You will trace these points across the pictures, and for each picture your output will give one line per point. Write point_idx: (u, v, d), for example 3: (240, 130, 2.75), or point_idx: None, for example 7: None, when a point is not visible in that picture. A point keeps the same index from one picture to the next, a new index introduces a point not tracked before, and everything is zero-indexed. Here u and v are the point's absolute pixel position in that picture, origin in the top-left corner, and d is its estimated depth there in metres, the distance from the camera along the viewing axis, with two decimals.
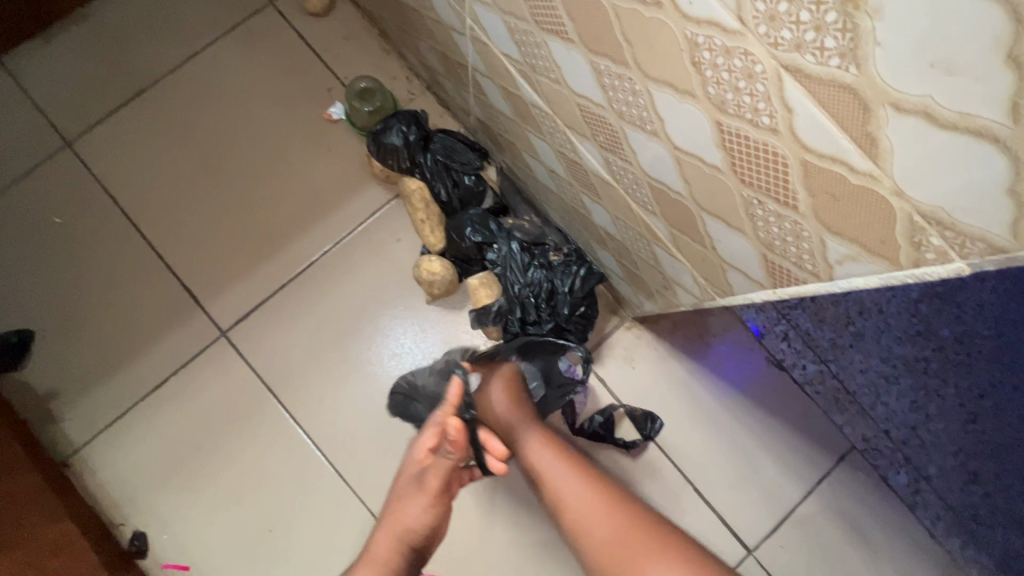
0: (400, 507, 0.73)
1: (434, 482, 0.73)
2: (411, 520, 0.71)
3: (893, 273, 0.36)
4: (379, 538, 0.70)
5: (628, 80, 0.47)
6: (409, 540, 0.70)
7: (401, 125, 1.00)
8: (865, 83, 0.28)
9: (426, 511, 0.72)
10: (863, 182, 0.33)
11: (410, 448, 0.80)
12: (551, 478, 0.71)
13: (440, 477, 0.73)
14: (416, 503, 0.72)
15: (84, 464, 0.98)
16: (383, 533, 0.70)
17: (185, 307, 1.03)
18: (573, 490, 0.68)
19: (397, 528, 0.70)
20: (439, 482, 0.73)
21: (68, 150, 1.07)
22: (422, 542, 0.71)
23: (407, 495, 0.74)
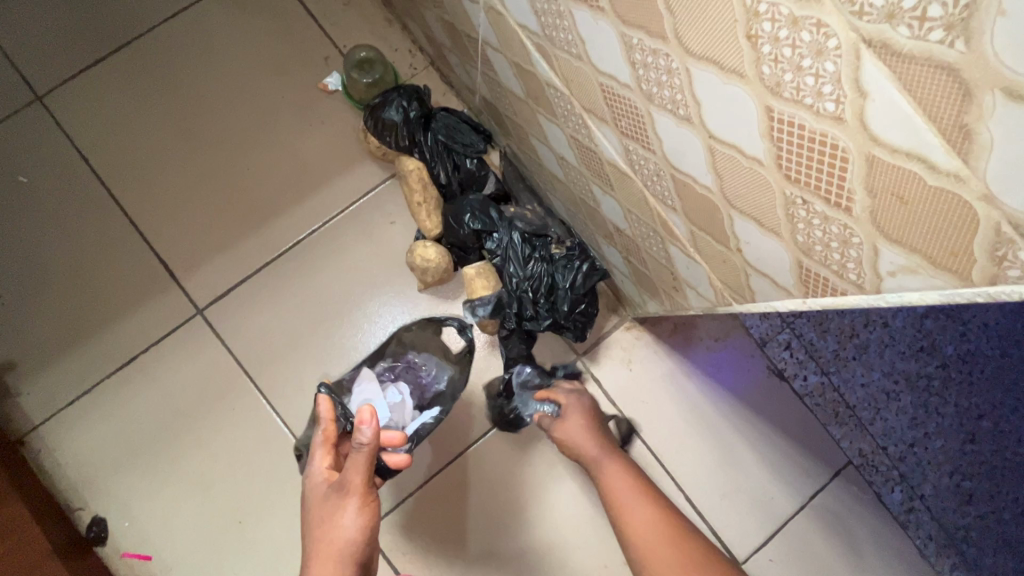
0: (328, 526, 0.59)
1: (357, 479, 0.60)
2: (348, 531, 0.59)
3: (959, 290, 0.32)
4: (317, 569, 0.57)
5: (664, 57, 0.42)
6: (353, 555, 0.59)
7: (402, 100, 0.94)
8: (972, 62, 0.24)
9: (360, 515, 0.60)
10: (941, 183, 0.29)
11: (307, 470, 0.66)
12: (621, 498, 0.81)
13: (362, 473, 0.60)
14: (348, 510, 0.60)
15: (41, 443, 0.91)
16: (321, 560, 0.58)
17: (159, 282, 0.96)
18: (633, 504, 0.80)
19: (335, 547, 0.58)
20: (363, 477, 0.61)
21: (39, 105, 0.99)
22: (367, 547, 0.60)
23: (330, 510, 0.60)
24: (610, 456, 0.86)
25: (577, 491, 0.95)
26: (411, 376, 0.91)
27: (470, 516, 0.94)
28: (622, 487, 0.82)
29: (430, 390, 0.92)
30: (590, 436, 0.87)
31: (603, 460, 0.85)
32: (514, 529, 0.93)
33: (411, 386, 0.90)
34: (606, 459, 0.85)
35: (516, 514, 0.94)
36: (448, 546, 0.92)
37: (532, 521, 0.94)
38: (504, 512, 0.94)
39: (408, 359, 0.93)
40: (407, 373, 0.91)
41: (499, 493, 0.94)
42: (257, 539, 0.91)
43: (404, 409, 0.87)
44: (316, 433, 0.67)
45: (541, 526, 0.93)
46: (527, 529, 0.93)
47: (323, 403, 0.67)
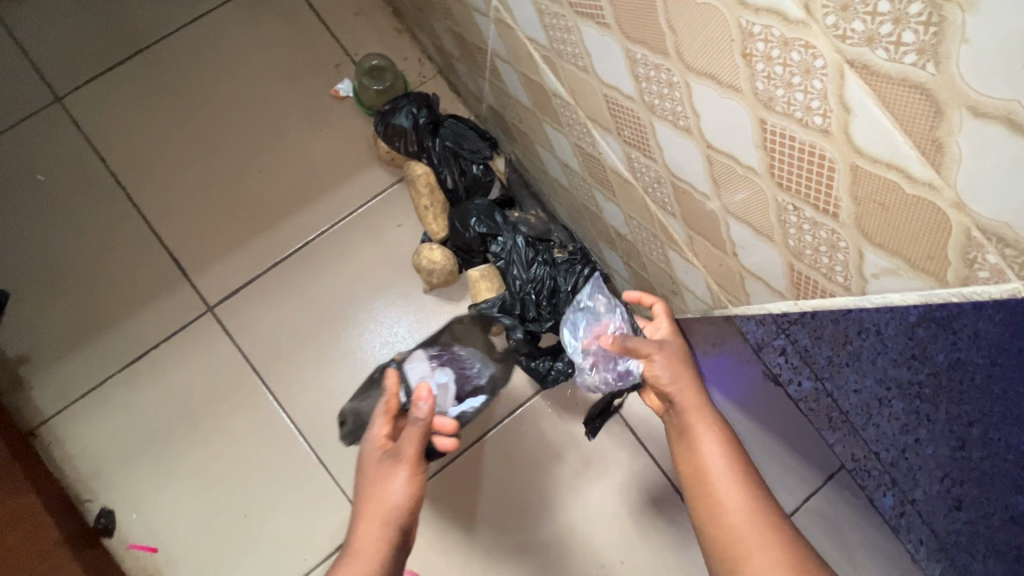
0: (380, 489, 0.62)
1: (411, 450, 0.63)
2: (395, 497, 0.61)
3: (936, 291, 0.35)
4: (363, 527, 0.60)
5: (665, 72, 0.45)
6: (398, 522, 0.60)
7: (412, 107, 0.97)
8: (941, 83, 0.26)
9: (407, 483, 0.62)
10: (918, 191, 0.32)
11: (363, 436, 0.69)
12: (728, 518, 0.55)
13: (415, 443, 0.63)
14: (399, 478, 0.62)
15: (52, 436, 0.93)
16: (369, 520, 0.60)
17: (171, 280, 0.99)
18: (742, 526, 0.54)
19: (382, 511, 0.60)
20: (416, 448, 0.63)
21: (58, 106, 1.02)
22: (411, 516, 0.62)
23: (380, 475, 0.63)
24: (708, 417, 0.61)
25: (578, 490, 0.96)
26: (456, 367, 0.88)
27: (472, 513, 0.95)
28: (720, 465, 0.58)
29: (473, 382, 0.90)
30: (687, 386, 0.63)
31: (699, 419, 0.61)
32: (515, 527, 0.95)
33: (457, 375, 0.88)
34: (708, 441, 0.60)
35: (517, 511, 0.96)
36: (450, 543, 0.94)
37: (533, 519, 0.95)
38: (506, 510, 0.95)
39: (453, 350, 0.90)
40: (452, 363, 0.88)
41: (501, 491, 0.96)
42: (262, 534, 0.93)
43: (448, 395, 0.83)
44: (379, 401, 0.70)
45: (542, 524, 0.95)
46: (527, 527, 0.95)
47: (391, 376, 0.71)
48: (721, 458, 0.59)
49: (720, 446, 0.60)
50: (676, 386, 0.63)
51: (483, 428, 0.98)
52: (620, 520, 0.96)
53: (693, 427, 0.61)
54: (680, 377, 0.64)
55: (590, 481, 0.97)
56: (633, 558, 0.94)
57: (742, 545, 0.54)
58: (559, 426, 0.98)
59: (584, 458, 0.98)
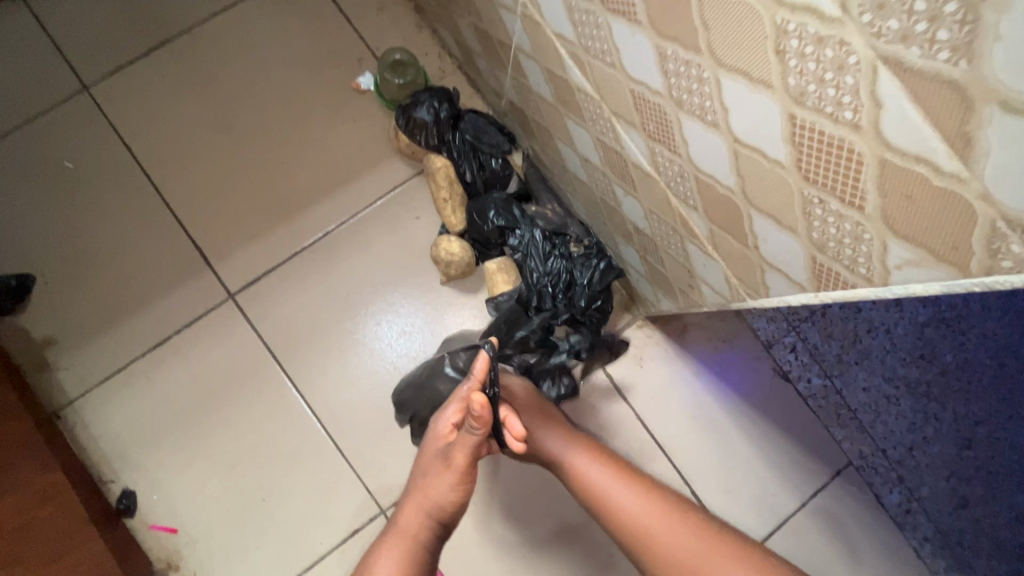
0: (428, 483, 0.67)
1: (460, 458, 0.66)
2: (439, 495, 0.66)
3: (959, 281, 0.36)
4: (407, 512, 0.66)
5: (696, 67, 0.46)
6: (437, 516, 0.66)
7: (433, 100, 0.98)
8: (974, 79, 0.28)
9: (454, 487, 0.66)
10: (945, 184, 0.33)
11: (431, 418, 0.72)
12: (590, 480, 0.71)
13: (466, 454, 0.66)
14: (445, 479, 0.66)
15: (76, 417, 0.95)
16: (411, 509, 0.66)
17: (194, 267, 1.01)
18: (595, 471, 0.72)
19: (424, 502, 0.66)
20: (467, 458, 0.66)
21: (85, 94, 1.04)
22: (452, 514, 0.67)
23: (433, 470, 0.68)
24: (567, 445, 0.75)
25: None
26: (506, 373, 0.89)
27: (485, 501, 0.97)
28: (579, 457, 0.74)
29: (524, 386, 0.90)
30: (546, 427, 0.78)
31: (566, 449, 0.75)
32: (527, 515, 0.97)
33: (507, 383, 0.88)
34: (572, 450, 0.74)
35: (529, 500, 0.98)
36: (464, 528, 0.96)
37: (545, 507, 0.98)
38: (518, 497, 0.98)
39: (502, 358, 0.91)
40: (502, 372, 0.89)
41: (514, 480, 0.98)
42: (278, 517, 0.94)
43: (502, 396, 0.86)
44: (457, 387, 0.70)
45: (552, 513, 0.97)
46: (539, 515, 0.97)
47: (480, 360, 0.69)
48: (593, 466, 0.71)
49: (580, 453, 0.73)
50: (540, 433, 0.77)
51: None
52: None
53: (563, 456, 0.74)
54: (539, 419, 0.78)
55: None
56: None
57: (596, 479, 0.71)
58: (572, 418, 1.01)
59: None
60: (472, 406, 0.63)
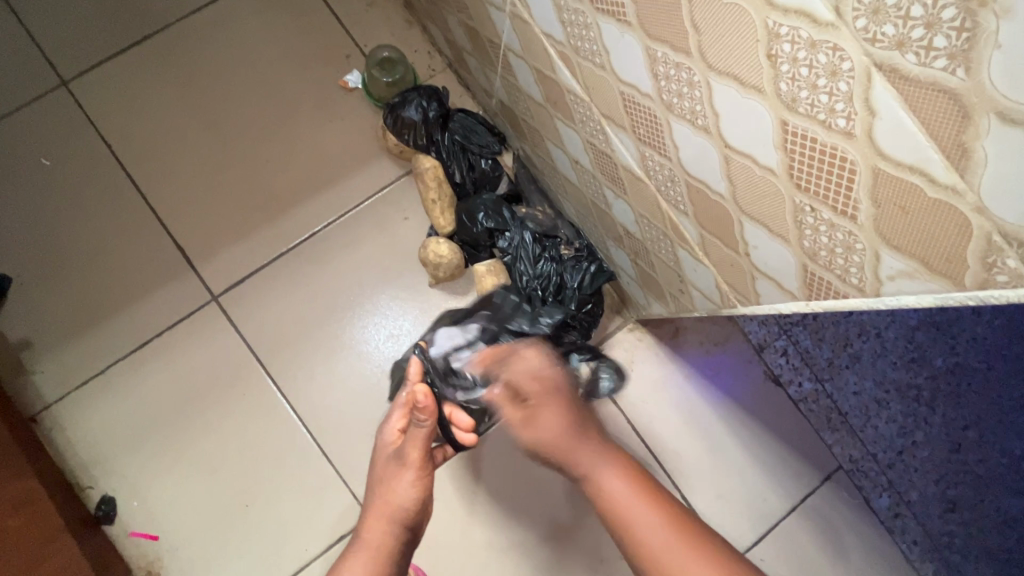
0: (385, 490, 0.66)
1: (414, 453, 0.65)
2: (400, 497, 0.65)
3: (952, 294, 0.35)
4: (371, 524, 0.64)
5: (686, 70, 0.45)
6: (402, 520, 0.64)
7: (421, 99, 0.97)
8: (971, 88, 0.27)
9: (414, 486, 0.65)
10: (939, 195, 0.32)
11: (377, 429, 0.71)
12: (607, 496, 0.66)
13: (420, 447, 0.65)
14: (403, 480, 0.65)
15: (54, 422, 0.93)
16: (375, 519, 0.64)
17: (176, 267, 0.98)
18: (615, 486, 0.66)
19: (388, 509, 0.64)
20: (420, 451, 0.65)
21: (64, 90, 1.01)
22: (418, 515, 0.66)
23: (389, 476, 0.66)
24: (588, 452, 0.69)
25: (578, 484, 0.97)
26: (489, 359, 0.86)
27: (473, 506, 0.96)
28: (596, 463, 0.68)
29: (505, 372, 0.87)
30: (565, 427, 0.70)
31: (592, 464, 0.68)
32: (516, 519, 0.96)
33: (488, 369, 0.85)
34: (595, 462, 0.68)
35: (517, 505, 0.96)
36: (452, 533, 0.95)
37: (535, 512, 0.96)
38: (508, 502, 0.96)
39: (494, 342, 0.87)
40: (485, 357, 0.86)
41: (502, 484, 0.97)
42: (264, 523, 0.93)
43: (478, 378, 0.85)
44: (398, 393, 0.70)
45: (540, 517, 0.96)
46: (529, 520, 0.96)
47: (414, 364, 0.72)
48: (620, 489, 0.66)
49: (606, 469, 0.68)
50: (561, 442, 0.69)
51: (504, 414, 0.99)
52: None
53: (582, 464, 0.69)
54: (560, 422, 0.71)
55: None
56: None
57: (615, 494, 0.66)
58: None
59: None
60: (416, 398, 0.63)
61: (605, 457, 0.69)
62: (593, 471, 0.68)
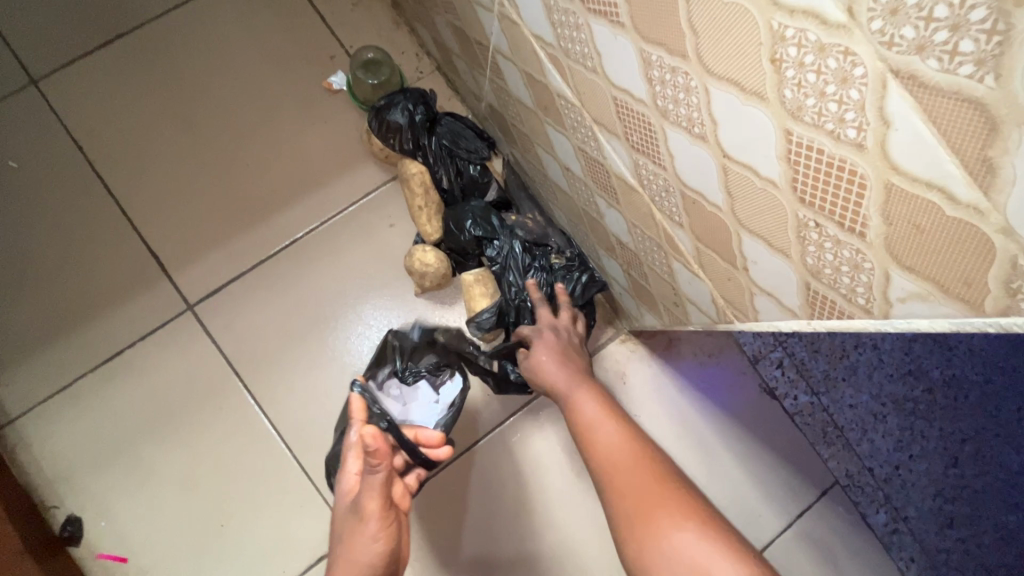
0: (348, 547, 0.62)
1: (372, 504, 0.62)
2: (366, 552, 0.61)
3: (970, 320, 0.33)
4: None
5: (682, 75, 0.42)
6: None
7: (408, 103, 0.93)
8: (1000, 97, 0.24)
9: (377, 538, 0.62)
10: (959, 214, 0.29)
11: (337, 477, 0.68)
12: (590, 427, 0.73)
13: (376, 497, 0.62)
14: (366, 533, 0.62)
15: (18, 438, 0.88)
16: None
17: (150, 275, 0.94)
18: (592, 415, 0.75)
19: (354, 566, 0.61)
20: (379, 501, 0.62)
21: (34, 89, 0.97)
22: (389, 564, 0.62)
23: (351, 530, 0.63)
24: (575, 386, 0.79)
25: (567, 502, 0.94)
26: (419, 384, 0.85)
27: (458, 524, 0.93)
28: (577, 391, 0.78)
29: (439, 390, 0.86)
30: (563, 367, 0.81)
31: (578, 397, 0.77)
32: (501, 539, 0.92)
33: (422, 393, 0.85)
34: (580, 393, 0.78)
35: (503, 523, 0.93)
36: (436, 553, 0.91)
37: (524, 530, 0.93)
38: (496, 519, 0.93)
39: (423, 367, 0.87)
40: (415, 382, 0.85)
41: (490, 501, 0.94)
42: (239, 544, 0.89)
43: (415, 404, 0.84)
44: (346, 436, 0.67)
45: (528, 536, 0.93)
46: (517, 538, 0.93)
47: (356, 403, 0.67)
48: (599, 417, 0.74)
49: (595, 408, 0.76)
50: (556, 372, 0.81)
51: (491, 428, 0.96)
52: (606, 535, 0.93)
53: (566, 393, 0.79)
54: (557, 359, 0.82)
55: (579, 494, 0.94)
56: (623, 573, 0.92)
57: (591, 422, 0.74)
58: (548, 435, 0.96)
59: (572, 470, 0.95)
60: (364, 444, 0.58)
61: (589, 391, 0.78)
62: (575, 399, 0.78)
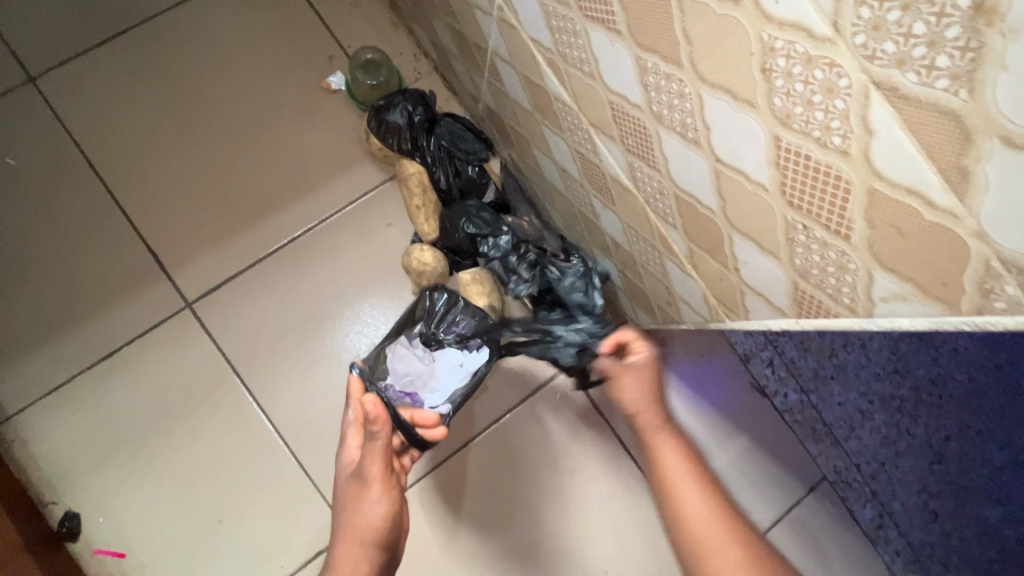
0: (352, 512, 0.64)
1: (375, 469, 0.63)
2: (371, 518, 0.63)
3: (947, 319, 0.34)
4: (344, 548, 0.62)
5: (677, 82, 0.43)
6: (376, 540, 0.63)
7: (407, 104, 0.94)
8: (974, 111, 0.26)
9: (381, 502, 0.63)
10: (937, 219, 0.31)
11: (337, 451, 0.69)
12: (676, 484, 0.61)
13: (379, 463, 0.63)
14: (369, 498, 0.63)
15: (15, 434, 0.89)
16: (347, 545, 0.62)
17: (148, 272, 0.95)
18: (677, 466, 0.62)
19: (357, 534, 0.62)
20: (381, 466, 0.63)
21: (31, 86, 0.97)
22: (392, 528, 0.64)
23: (354, 497, 0.64)
24: (657, 422, 0.66)
25: (562, 498, 0.95)
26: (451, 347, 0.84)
27: (455, 520, 0.94)
28: (655, 421, 0.66)
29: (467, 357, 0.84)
30: (647, 398, 0.68)
31: (658, 437, 0.65)
32: (498, 534, 0.93)
33: (448, 361, 0.84)
34: (664, 434, 0.65)
35: (500, 519, 0.94)
36: (433, 548, 0.92)
37: (520, 525, 0.94)
38: (492, 515, 0.94)
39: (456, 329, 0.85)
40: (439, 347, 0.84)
41: (487, 496, 0.95)
42: (236, 539, 0.89)
43: (436, 373, 0.83)
44: (345, 414, 0.69)
45: (523, 531, 0.94)
46: (514, 534, 0.94)
47: (353, 381, 0.68)
48: (683, 470, 0.62)
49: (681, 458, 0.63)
50: (637, 403, 0.67)
51: (489, 425, 0.97)
52: (600, 528, 0.94)
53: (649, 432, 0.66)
54: (639, 387, 0.68)
55: (575, 489, 0.95)
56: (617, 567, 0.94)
57: (671, 468, 0.62)
58: (545, 432, 0.97)
59: (568, 466, 0.96)
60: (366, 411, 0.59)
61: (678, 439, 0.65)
62: (656, 442, 0.65)
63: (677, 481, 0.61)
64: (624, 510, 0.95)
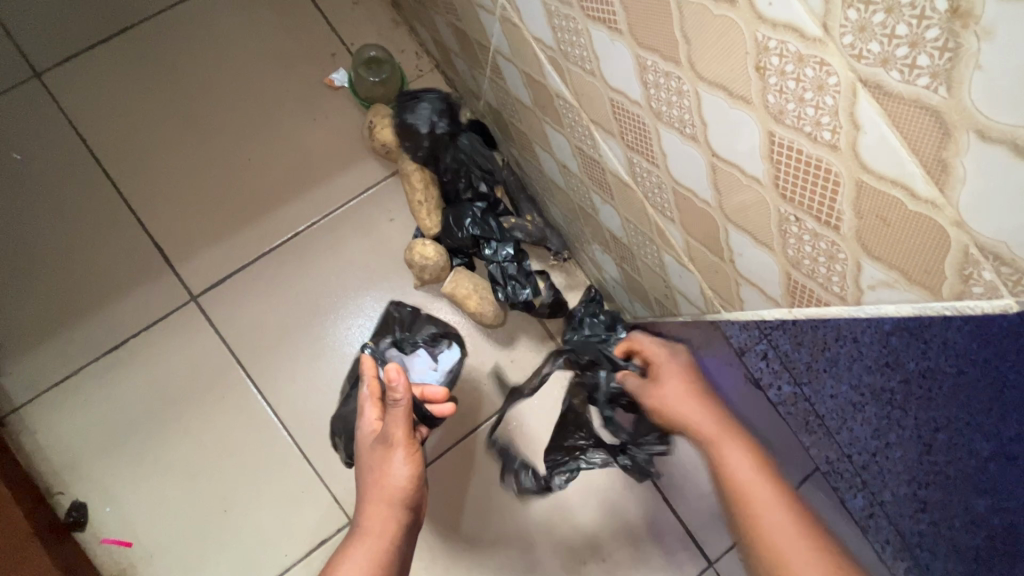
0: (376, 476, 0.65)
1: (399, 433, 0.66)
2: (396, 479, 0.65)
3: (931, 304, 0.36)
4: (372, 511, 0.64)
5: (675, 79, 0.45)
6: (401, 502, 0.65)
7: (433, 113, 0.93)
8: (952, 106, 0.28)
9: (405, 464, 0.65)
10: (919, 209, 0.33)
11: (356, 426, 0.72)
12: (743, 488, 0.59)
13: (402, 426, 0.66)
14: (394, 461, 0.65)
15: (22, 425, 0.90)
16: (374, 506, 0.64)
17: (153, 266, 0.96)
18: (743, 469, 0.60)
19: (385, 495, 0.64)
20: (404, 430, 0.66)
21: (36, 82, 0.98)
22: (416, 492, 0.66)
23: (378, 462, 0.66)
24: (717, 427, 0.65)
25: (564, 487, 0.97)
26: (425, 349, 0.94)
27: (457, 509, 0.96)
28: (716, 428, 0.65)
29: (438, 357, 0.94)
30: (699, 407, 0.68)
31: (721, 441, 0.63)
32: (499, 522, 0.96)
33: (422, 360, 0.93)
34: (725, 437, 0.63)
35: (501, 508, 0.96)
36: (435, 536, 0.94)
37: (521, 514, 0.96)
38: (493, 503, 0.96)
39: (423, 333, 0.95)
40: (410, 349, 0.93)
41: (489, 486, 0.97)
42: (242, 528, 0.91)
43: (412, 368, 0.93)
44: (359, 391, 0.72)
45: (524, 519, 0.96)
46: (514, 522, 0.96)
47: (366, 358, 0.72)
48: (753, 476, 0.60)
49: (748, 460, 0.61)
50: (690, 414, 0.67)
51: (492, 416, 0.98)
52: (600, 517, 0.96)
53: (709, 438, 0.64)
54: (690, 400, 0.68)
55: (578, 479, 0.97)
56: (614, 556, 0.96)
57: (736, 471, 0.60)
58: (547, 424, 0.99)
59: None
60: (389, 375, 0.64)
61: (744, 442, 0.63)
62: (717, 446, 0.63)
63: (750, 486, 0.59)
64: (622, 499, 0.97)
